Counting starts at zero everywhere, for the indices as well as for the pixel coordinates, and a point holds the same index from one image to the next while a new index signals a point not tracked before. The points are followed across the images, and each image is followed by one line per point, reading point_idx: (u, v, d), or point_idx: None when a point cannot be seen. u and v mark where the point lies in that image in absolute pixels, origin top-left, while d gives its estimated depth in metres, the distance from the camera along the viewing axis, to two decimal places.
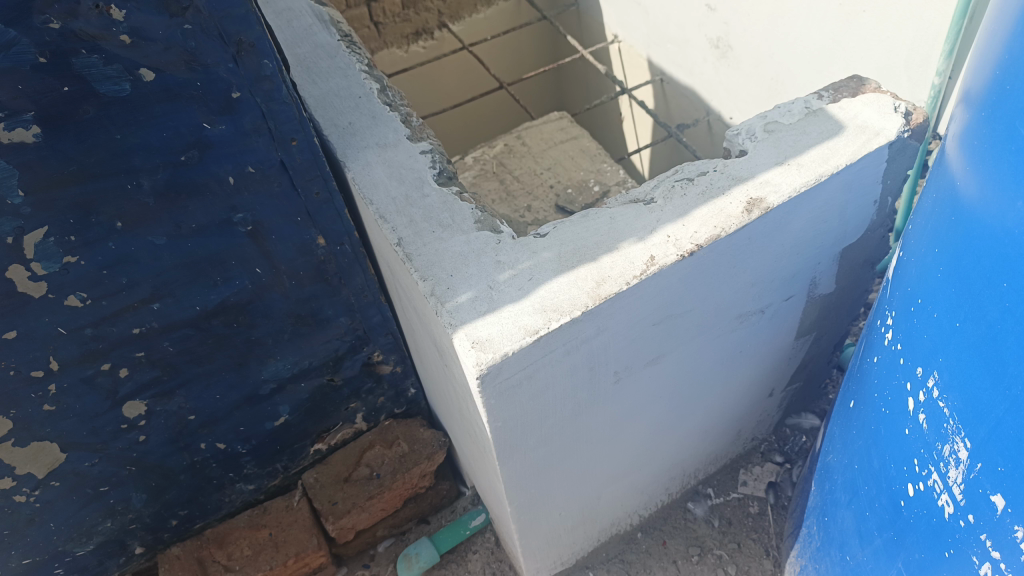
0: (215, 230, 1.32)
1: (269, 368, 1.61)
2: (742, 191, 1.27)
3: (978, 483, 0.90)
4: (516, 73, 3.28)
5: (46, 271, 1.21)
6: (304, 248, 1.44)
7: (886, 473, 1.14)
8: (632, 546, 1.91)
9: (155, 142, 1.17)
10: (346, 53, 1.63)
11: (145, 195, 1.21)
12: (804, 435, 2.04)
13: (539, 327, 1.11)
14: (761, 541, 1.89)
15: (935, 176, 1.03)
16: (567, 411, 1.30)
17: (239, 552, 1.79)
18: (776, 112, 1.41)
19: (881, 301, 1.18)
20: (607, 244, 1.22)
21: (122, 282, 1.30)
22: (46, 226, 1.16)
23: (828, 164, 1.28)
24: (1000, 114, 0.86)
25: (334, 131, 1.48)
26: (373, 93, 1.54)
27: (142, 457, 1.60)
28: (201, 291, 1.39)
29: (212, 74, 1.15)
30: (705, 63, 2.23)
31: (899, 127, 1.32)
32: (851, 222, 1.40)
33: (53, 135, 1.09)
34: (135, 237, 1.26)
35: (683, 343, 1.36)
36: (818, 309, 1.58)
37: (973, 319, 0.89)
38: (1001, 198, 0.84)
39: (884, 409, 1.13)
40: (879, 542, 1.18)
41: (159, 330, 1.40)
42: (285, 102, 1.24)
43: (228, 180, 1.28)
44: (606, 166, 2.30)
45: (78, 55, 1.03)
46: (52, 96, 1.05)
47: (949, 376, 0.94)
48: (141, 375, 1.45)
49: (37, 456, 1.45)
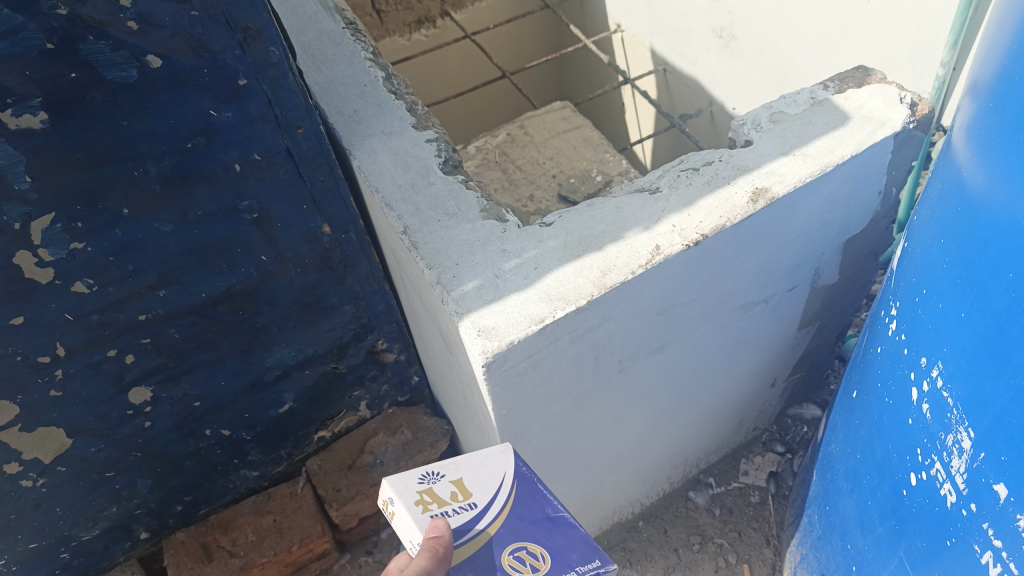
0: (221, 217, 1.33)
1: (274, 355, 1.62)
2: (748, 180, 1.27)
3: (980, 472, 0.91)
4: (519, 61, 3.27)
5: (54, 257, 1.21)
6: (309, 235, 1.45)
7: (888, 462, 1.15)
8: (633, 534, 1.93)
9: (162, 129, 1.17)
10: (351, 40, 1.63)
11: (152, 181, 1.22)
12: (805, 425, 2.05)
13: (544, 316, 1.12)
14: (762, 530, 1.90)
15: (942, 167, 1.03)
16: (571, 399, 1.31)
17: (243, 538, 1.81)
18: (781, 102, 1.41)
19: (886, 290, 1.18)
20: (613, 233, 1.22)
21: (129, 269, 1.30)
22: (53, 212, 1.16)
23: (834, 154, 1.28)
24: (1010, 105, 0.86)
25: (339, 119, 1.48)
26: (378, 80, 1.54)
27: (148, 442, 1.60)
28: (207, 278, 1.39)
29: (220, 61, 1.15)
30: (708, 53, 2.23)
31: (905, 118, 1.32)
32: (856, 212, 1.40)
33: (61, 121, 1.09)
34: (142, 223, 1.26)
35: (688, 332, 1.37)
36: (821, 299, 1.59)
37: (979, 309, 0.89)
38: (1010, 189, 0.84)
39: (887, 399, 1.14)
40: (880, 531, 1.19)
41: (165, 316, 1.41)
42: (291, 89, 1.24)
43: (234, 167, 1.28)
44: (609, 157, 2.30)
45: (86, 40, 1.03)
46: (61, 81, 1.05)
47: (953, 366, 0.94)
48: (146, 362, 1.46)
49: (43, 442, 1.46)
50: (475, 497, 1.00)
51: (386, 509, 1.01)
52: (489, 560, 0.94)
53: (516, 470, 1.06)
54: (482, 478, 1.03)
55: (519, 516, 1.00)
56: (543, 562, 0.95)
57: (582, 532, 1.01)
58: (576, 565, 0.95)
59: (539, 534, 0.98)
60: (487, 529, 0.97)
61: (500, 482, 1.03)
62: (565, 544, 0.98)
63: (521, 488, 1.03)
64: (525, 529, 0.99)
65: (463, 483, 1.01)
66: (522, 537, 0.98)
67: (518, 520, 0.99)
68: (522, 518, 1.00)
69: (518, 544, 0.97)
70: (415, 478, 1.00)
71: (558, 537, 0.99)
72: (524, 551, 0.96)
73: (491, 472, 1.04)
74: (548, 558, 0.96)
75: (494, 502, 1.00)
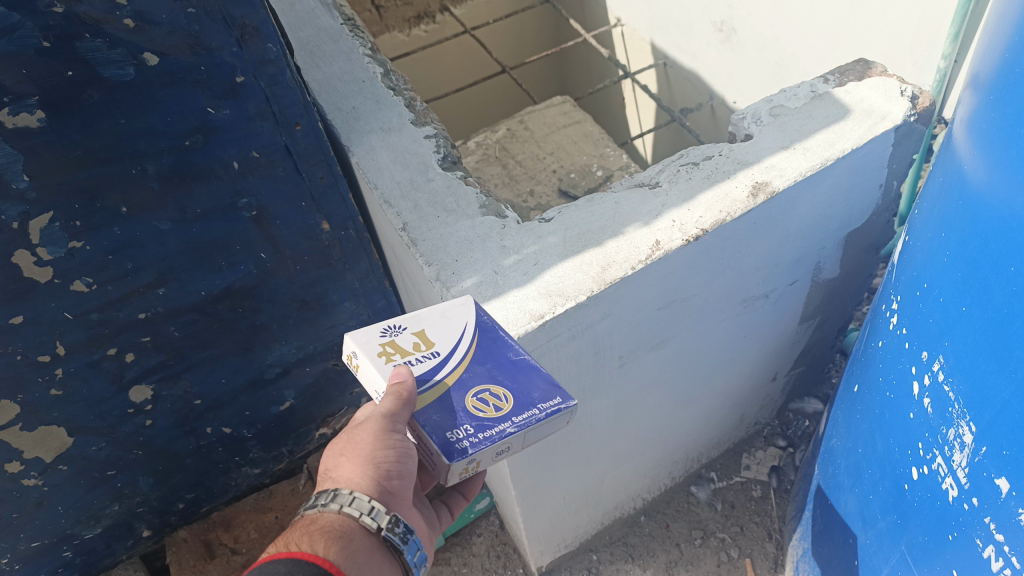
0: (220, 215, 1.32)
1: (274, 352, 1.62)
2: (747, 175, 1.27)
3: (982, 466, 0.91)
4: (519, 57, 3.26)
5: (52, 256, 1.21)
6: (308, 232, 1.45)
7: (890, 457, 1.15)
8: (635, 530, 1.94)
9: (160, 126, 1.16)
10: (349, 36, 1.62)
11: (150, 179, 1.21)
12: (806, 419, 2.04)
13: (544, 312, 1.11)
14: (763, 524, 1.90)
15: (942, 160, 1.02)
16: (571, 396, 1.31)
17: (245, 535, 1.82)
18: (782, 96, 1.40)
19: (886, 285, 1.18)
20: (613, 229, 1.22)
21: (128, 267, 1.30)
22: (51, 211, 1.16)
23: (834, 148, 1.27)
24: (1011, 97, 0.85)
25: (337, 115, 1.47)
26: (377, 77, 1.53)
27: (149, 440, 1.60)
28: (206, 276, 1.39)
29: (218, 58, 1.15)
30: (708, 47, 2.22)
31: (905, 111, 1.31)
32: (856, 206, 1.39)
33: (58, 119, 1.08)
34: (141, 222, 1.25)
35: (688, 328, 1.37)
36: (822, 293, 1.58)
37: (980, 303, 0.89)
38: (1010, 182, 0.84)
39: (888, 393, 1.14)
40: (882, 525, 1.19)
41: (165, 314, 1.40)
42: (289, 86, 1.25)
43: (233, 165, 1.28)
44: (609, 151, 2.29)
45: (83, 38, 1.03)
46: (58, 79, 1.05)
47: (954, 360, 0.94)
48: (147, 360, 1.46)
49: (44, 440, 1.45)
50: (438, 345, 0.97)
51: (351, 364, 0.99)
52: (452, 401, 0.92)
53: (479, 317, 1.04)
54: (446, 328, 1.01)
55: (482, 360, 0.97)
56: (506, 402, 0.93)
57: (546, 372, 0.98)
58: (539, 403, 0.93)
59: (502, 376, 0.96)
60: (449, 373, 0.95)
61: (461, 333, 1.00)
62: (530, 384, 0.95)
63: (482, 335, 1.01)
64: (487, 373, 0.96)
65: (427, 333, 0.99)
66: (485, 380, 0.95)
67: (481, 364, 0.97)
68: (484, 362, 0.97)
69: (481, 386, 0.94)
70: (377, 331, 0.98)
71: (522, 379, 0.96)
72: (487, 392, 0.94)
73: (452, 323, 1.01)
74: (511, 398, 0.93)
75: (457, 349, 0.98)
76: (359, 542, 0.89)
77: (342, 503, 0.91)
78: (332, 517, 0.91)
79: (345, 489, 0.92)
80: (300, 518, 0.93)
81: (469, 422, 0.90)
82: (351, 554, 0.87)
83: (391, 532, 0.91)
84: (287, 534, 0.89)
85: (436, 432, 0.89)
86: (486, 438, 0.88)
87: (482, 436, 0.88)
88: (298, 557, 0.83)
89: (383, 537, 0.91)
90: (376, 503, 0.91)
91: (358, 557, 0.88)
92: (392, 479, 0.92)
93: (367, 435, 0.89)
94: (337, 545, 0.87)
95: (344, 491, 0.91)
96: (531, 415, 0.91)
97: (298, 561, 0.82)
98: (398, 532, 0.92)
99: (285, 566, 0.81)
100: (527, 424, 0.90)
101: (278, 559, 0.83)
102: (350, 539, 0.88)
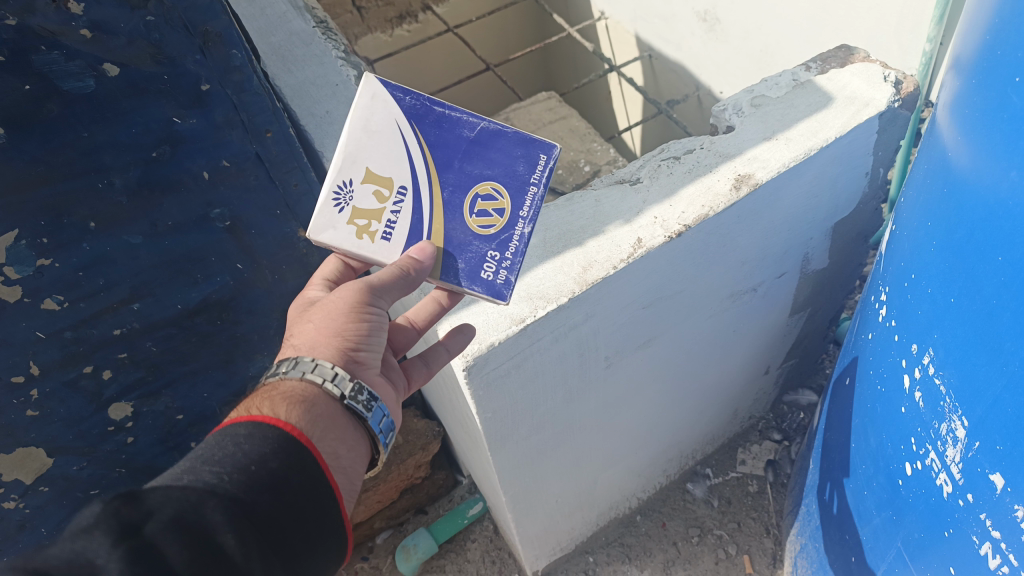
0: (192, 227, 1.30)
1: (257, 364, 1.61)
2: (730, 167, 1.24)
3: (976, 461, 0.88)
4: (502, 53, 3.24)
5: (20, 275, 1.16)
6: (285, 241, 1.44)
7: (883, 451, 1.12)
8: (632, 529, 1.92)
9: (125, 139, 1.14)
10: (322, 39, 1.57)
11: (118, 193, 1.18)
12: (801, 411, 2.02)
13: (525, 316, 1.08)
14: (761, 519, 1.88)
15: (926, 148, 1.00)
16: (558, 399, 1.29)
17: None
18: (762, 86, 1.39)
19: (874, 276, 1.15)
20: (593, 228, 1.20)
21: (100, 283, 1.26)
22: (16, 229, 1.12)
23: (818, 137, 1.24)
24: (992, 82, 0.82)
25: (311, 121, 1.44)
26: (351, 79, 1.47)
27: (132, 458, 1.56)
28: (182, 289, 1.37)
29: (180, 67, 1.15)
30: (693, 37, 2.19)
31: (889, 97, 1.28)
32: (842, 195, 1.37)
33: (18, 135, 1.05)
34: (110, 237, 1.22)
35: (674, 326, 1.34)
36: (812, 284, 1.56)
37: (968, 294, 0.86)
38: (993, 168, 0.81)
39: (879, 387, 1.11)
40: (877, 521, 1.17)
41: (141, 330, 1.37)
42: (256, 92, 1.25)
43: (203, 175, 1.26)
44: (596, 146, 2.25)
45: (38, 51, 1.02)
46: (14, 94, 1.02)
47: (944, 353, 0.92)
48: (125, 376, 1.42)
49: (23, 462, 1.40)
50: (396, 178, 0.99)
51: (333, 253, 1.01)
52: (460, 231, 1.01)
53: (404, 108, 1.00)
54: (384, 150, 0.99)
55: (448, 163, 1.00)
56: (502, 198, 1.01)
57: (507, 130, 1.01)
58: (532, 175, 1.01)
59: (480, 170, 1.00)
60: (431, 203, 1.00)
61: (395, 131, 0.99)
62: (504, 162, 1.00)
63: (418, 124, 1.00)
64: (465, 177, 1.00)
65: (377, 168, 0.99)
66: (468, 187, 1.00)
67: (450, 171, 1.00)
68: (451, 167, 1.00)
69: (468, 198, 1.00)
70: (334, 209, 0.98)
71: (495, 160, 1.00)
72: (480, 201, 1.01)
73: (381, 130, 0.99)
74: (501, 189, 1.00)
75: (416, 168, 0.99)
76: (323, 408, 0.88)
77: (304, 370, 0.90)
78: (295, 384, 0.89)
79: (308, 357, 0.91)
80: (261, 386, 0.92)
81: (489, 246, 1.01)
82: (313, 419, 0.86)
83: (354, 400, 0.91)
84: (248, 400, 0.87)
85: (475, 279, 1.01)
86: (514, 250, 1.01)
87: (509, 254, 1.01)
88: (258, 421, 0.81)
89: (346, 405, 0.90)
90: (339, 370, 0.91)
91: (320, 422, 0.87)
92: (360, 351, 0.95)
93: (346, 308, 0.94)
94: (299, 409, 0.86)
95: (306, 359, 0.91)
96: (530, 195, 1.01)
97: (258, 425, 0.80)
98: (362, 400, 0.92)
99: (246, 428, 0.79)
100: (535, 213, 1.01)
101: (238, 423, 0.81)
102: (313, 404, 0.87)
